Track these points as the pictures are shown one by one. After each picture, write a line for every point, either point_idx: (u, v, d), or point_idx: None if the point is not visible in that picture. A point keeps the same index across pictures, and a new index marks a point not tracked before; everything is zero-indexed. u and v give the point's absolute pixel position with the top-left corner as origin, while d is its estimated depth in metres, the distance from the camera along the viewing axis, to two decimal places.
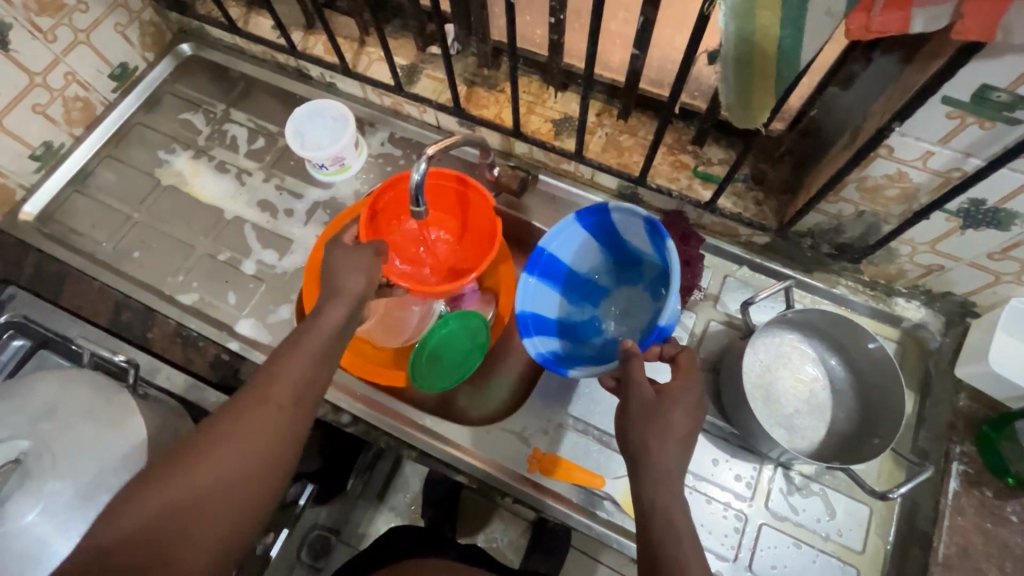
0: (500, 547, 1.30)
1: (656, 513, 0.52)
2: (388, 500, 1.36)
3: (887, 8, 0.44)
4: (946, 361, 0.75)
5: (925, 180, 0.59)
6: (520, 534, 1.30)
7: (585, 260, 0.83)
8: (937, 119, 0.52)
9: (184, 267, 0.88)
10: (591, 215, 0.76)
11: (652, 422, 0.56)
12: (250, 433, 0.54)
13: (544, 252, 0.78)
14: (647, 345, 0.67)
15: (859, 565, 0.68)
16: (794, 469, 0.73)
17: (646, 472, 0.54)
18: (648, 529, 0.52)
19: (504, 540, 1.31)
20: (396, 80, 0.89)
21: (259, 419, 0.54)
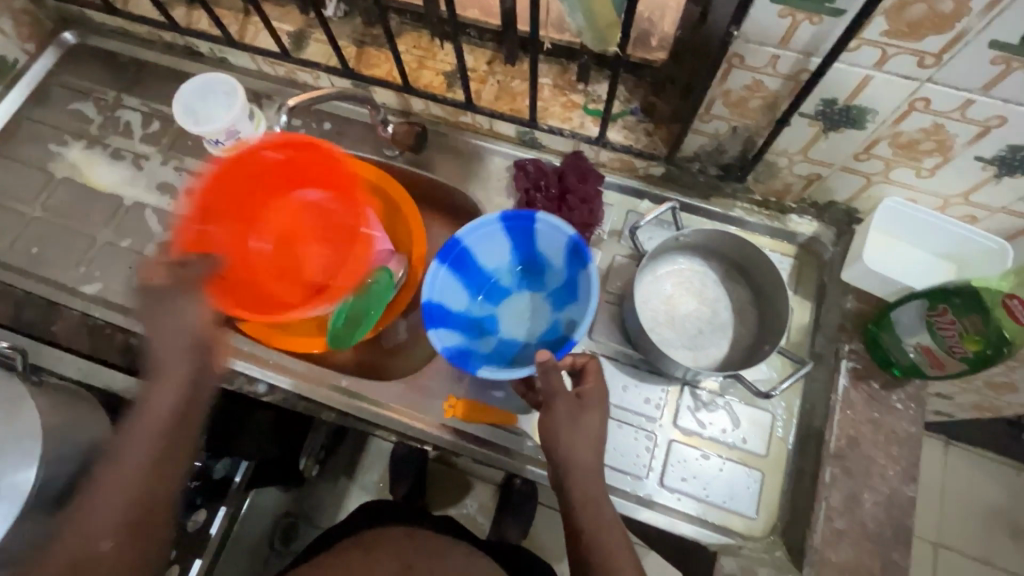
0: (471, 513, 1.31)
1: (581, 505, 0.57)
2: (359, 478, 1.36)
3: None
4: (837, 269, 0.78)
5: (780, 86, 0.61)
6: (489, 497, 1.32)
7: (491, 258, 0.79)
8: (773, 19, 0.53)
9: (85, 259, 0.85)
10: (512, 220, 0.75)
11: (570, 427, 0.58)
12: (95, 511, 0.54)
13: (457, 244, 0.75)
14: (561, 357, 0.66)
15: (764, 468, 0.71)
16: (701, 387, 0.75)
17: (568, 480, 0.58)
18: (577, 528, 0.57)
19: (473, 506, 1.33)
20: (281, 46, 0.87)
21: (107, 486, 0.54)
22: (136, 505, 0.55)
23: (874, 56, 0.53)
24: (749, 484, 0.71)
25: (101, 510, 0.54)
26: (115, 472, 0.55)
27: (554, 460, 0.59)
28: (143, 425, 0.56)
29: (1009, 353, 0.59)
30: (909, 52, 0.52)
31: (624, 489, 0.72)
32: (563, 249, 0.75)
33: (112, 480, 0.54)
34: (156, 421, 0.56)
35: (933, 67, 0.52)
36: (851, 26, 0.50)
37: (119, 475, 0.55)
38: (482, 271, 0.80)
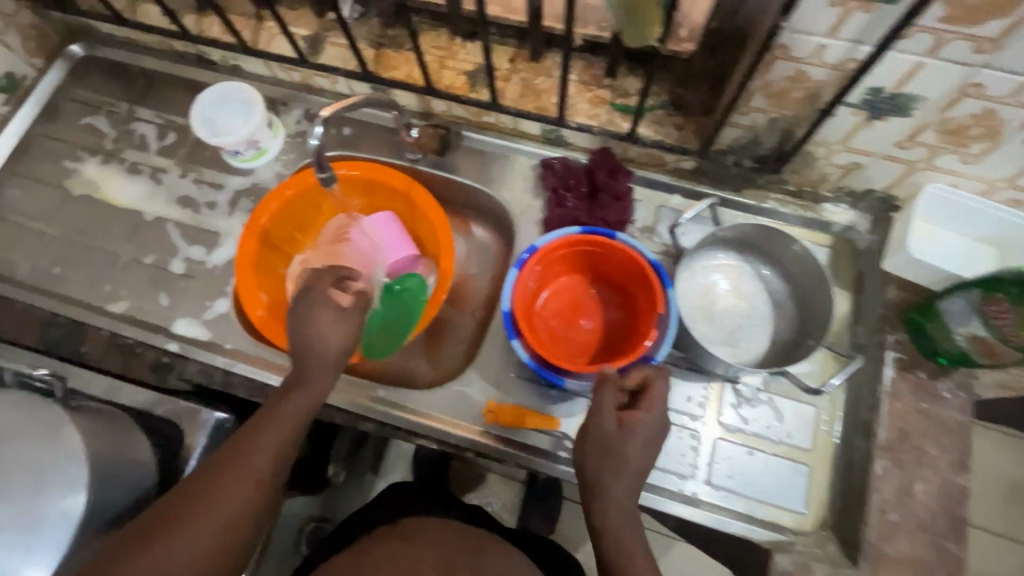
0: (495, 510, 1.30)
1: (609, 497, 0.56)
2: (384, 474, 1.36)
3: None
4: (875, 258, 0.77)
5: (825, 76, 0.59)
6: (512, 495, 1.31)
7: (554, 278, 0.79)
8: (823, 9, 0.52)
9: (109, 277, 0.84)
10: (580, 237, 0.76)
11: (614, 458, 0.56)
12: (205, 520, 0.53)
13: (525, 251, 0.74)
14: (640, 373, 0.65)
15: (811, 462, 0.71)
16: (742, 383, 0.74)
17: (600, 468, 0.57)
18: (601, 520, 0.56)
19: (499, 502, 1.32)
20: (298, 52, 0.85)
21: (210, 504, 0.54)
22: (225, 528, 0.54)
23: (928, 43, 0.52)
24: (797, 479, 0.70)
25: (206, 528, 0.53)
26: (227, 477, 0.56)
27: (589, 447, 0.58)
28: (273, 426, 0.60)
29: None
30: (965, 37, 0.50)
31: (670, 488, 0.71)
32: None
33: (233, 487, 0.56)
34: (287, 426, 0.61)
35: (989, 51, 0.51)
36: (908, 14, 0.48)
37: (245, 481, 0.56)
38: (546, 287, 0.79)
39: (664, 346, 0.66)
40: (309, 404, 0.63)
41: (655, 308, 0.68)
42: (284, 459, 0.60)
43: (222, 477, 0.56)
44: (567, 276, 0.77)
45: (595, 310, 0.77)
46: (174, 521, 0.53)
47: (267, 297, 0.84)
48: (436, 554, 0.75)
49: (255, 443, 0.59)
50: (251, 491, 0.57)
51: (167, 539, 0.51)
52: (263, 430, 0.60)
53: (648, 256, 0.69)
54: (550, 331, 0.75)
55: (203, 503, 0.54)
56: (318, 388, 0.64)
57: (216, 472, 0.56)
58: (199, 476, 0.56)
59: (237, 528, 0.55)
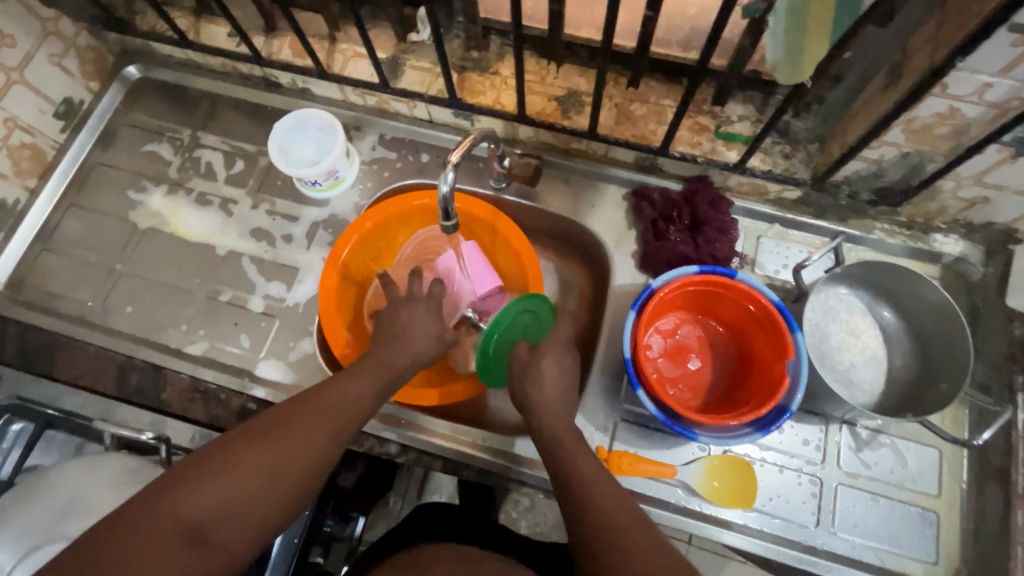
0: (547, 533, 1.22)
1: (604, 521, 0.52)
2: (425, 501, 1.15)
3: None
4: (993, 291, 0.73)
5: (979, 114, 0.56)
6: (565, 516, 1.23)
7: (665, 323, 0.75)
8: (1000, 48, 0.49)
9: (185, 316, 0.80)
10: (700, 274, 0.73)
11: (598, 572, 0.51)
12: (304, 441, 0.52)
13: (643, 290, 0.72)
14: (770, 425, 0.63)
15: (938, 509, 0.68)
16: (860, 425, 0.71)
17: (578, 479, 0.55)
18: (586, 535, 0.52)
19: (549, 522, 1.21)
20: (380, 77, 0.81)
21: (305, 426, 0.53)
22: (323, 448, 0.53)
23: None
24: (925, 526, 0.68)
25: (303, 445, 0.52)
26: (325, 405, 0.55)
27: (555, 468, 0.57)
28: (376, 369, 0.60)
29: None
30: None
31: (792, 538, 0.68)
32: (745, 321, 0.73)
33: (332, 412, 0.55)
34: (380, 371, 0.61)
35: None
36: None
37: (347, 409, 0.56)
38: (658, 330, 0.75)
39: (796, 394, 0.63)
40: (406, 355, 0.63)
41: (782, 354, 0.65)
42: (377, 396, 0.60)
43: (319, 399, 0.55)
44: (674, 314, 0.75)
45: (702, 350, 0.74)
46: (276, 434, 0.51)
47: (352, 334, 0.80)
48: None
49: (349, 380, 0.58)
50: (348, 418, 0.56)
51: (268, 449, 0.50)
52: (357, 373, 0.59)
53: (773, 298, 0.66)
54: (658, 372, 0.72)
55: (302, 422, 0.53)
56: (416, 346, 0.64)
57: (313, 396, 0.55)
58: (298, 398, 0.55)
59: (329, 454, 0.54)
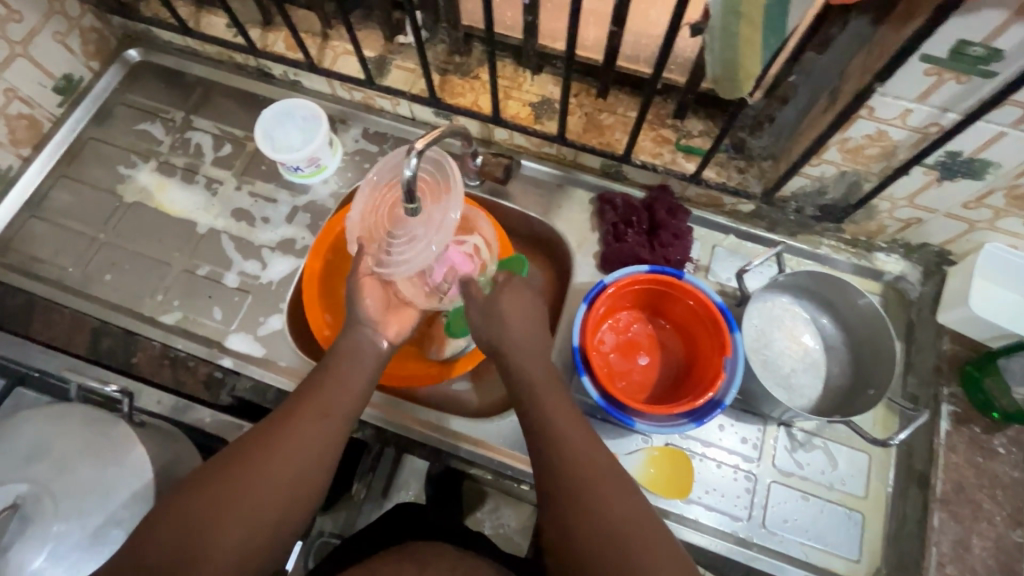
0: (508, 533, 1.21)
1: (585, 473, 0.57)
2: (393, 496, 1.16)
3: None
4: (927, 309, 0.78)
5: (904, 138, 0.61)
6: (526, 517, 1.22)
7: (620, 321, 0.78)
8: (916, 77, 0.54)
9: (162, 287, 0.84)
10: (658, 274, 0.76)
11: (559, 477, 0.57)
12: (280, 464, 0.56)
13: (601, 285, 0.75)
14: (705, 418, 0.67)
15: (864, 510, 0.72)
16: (796, 427, 0.75)
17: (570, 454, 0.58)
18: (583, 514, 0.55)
19: (512, 524, 1.22)
20: (366, 74, 0.86)
21: (285, 447, 0.57)
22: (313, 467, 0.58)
23: (1016, 115, 0.54)
24: (851, 526, 0.71)
25: (276, 466, 0.56)
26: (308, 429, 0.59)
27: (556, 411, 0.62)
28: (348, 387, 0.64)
29: None
30: None
31: (724, 529, 0.71)
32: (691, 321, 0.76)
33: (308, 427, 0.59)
34: (353, 386, 0.64)
35: None
36: (1003, 89, 0.50)
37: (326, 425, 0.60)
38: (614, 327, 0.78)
39: (731, 389, 0.67)
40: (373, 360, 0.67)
41: (721, 351, 0.69)
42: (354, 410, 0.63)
43: (295, 422, 0.59)
44: (628, 312, 0.79)
45: (652, 348, 0.78)
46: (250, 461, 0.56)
47: (331, 316, 0.83)
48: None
49: (321, 398, 0.62)
50: (328, 424, 0.60)
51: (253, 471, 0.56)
52: (329, 389, 0.63)
53: (716, 299, 0.70)
54: (609, 365, 0.76)
55: (278, 443, 0.57)
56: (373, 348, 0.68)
57: (287, 418, 0.60)
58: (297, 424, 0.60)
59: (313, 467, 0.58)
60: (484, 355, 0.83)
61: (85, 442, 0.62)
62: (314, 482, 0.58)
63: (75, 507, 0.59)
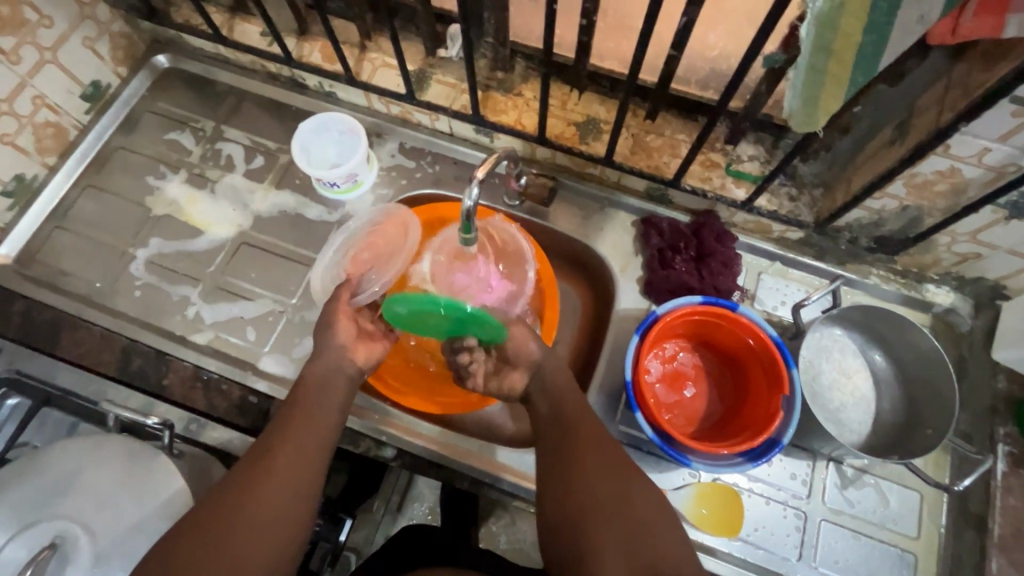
0: (526, 550, 1.19)
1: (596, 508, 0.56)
2: (405, 510, 1.17)
3: (978, 13, 0.45)
4: (979, 344, 0.76)
5: (977, 175, 0.59)
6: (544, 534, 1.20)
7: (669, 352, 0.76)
8: (1002, 118, 0.52)
9: (193, 304, 0.81)
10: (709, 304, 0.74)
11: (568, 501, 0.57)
12: (264, 502, 0.54)
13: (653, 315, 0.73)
14: (762, 458, 0.65)
15: (916, 551, 0.70)
16: (846, 463, 0.73)
17: (591, 493, 0.56)
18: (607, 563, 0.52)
19: (529, 539, 1.21)
20: (407, 88, 0.84)
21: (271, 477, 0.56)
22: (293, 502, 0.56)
23: None
24: (903, 567, 0.70)
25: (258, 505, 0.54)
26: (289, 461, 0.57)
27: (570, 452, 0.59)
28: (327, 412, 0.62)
29: None
30: None
31: (773, 568, 0.70)
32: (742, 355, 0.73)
33: (290, 456, 0.58)
34: (324, 414, 0.62)
35: None
36: None
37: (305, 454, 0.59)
38: (663, 357, 0.76)
39: (788, 429, 0.65)
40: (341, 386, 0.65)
41: (777, 388, 0.67)
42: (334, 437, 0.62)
43: (273, 456, 0.57)
44: (675, 341, 0.77)
45: (699, 380, 0.76)
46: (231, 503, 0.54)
47: None
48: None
49: (294, 432, 0.60)
50: (310, 454, 0.59)
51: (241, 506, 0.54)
52: (310, 422, 0.61)
53: (772, 334, 0.68)
54: (655, 397, 0.74)
55: (256, 481, 0.55)
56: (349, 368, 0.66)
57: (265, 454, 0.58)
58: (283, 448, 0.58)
59: (297, 499, 0.56)
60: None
61: (124, 477, 0.60)
62: (303, 514, 0.56)
63: (114, 546, 0.57)
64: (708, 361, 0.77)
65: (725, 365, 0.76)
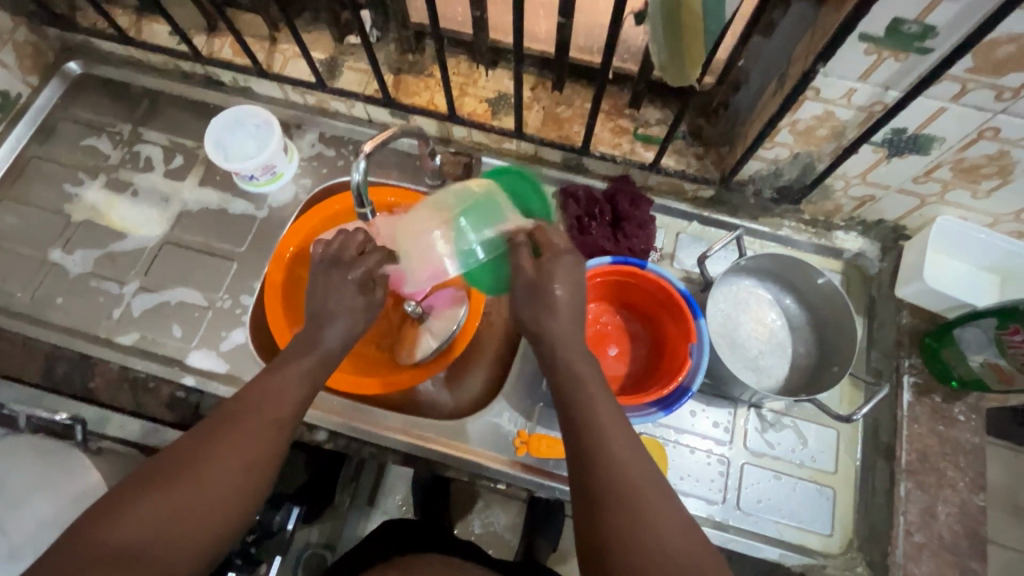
0: (497, 532, 1.21)
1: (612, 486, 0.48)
2: (381, 503, 1.28)
3: None
4: (886, 284, 0.79)
5: (851, 117, 0.62)
6: (516, 515, 1.22)
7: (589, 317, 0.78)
8: (857, 56, 0.54)
9: (118, 306, 0.81)
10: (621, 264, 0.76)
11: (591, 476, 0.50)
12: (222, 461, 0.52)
13: None
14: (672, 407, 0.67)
15: (835, 485, 0.73)
16: (765, 408, 0.76)
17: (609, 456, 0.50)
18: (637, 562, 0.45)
19: (501, 521, 1.22)
20: (317, 76, 0.84)
21: (234, 438, 0.54)
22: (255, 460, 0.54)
23: (953, 90, 0.55)
24: (822, 501, 0.72)
25: (213, 477, 0.51)
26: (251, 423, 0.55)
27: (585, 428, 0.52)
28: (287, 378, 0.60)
29: None
30: (988, 86, 0.53)
31: (699, 514, 0.72)
32: (658, 311, 0.75)
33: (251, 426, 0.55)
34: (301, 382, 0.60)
35: (1009, 100, 0.54)
36: (940, 64, 0.51)
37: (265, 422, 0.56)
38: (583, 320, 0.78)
39: (697, 377, 0.67)
40: (317, 367, 0.62)
41: (686, 338, 0.70)
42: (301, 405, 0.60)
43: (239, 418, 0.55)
44: (595, 304, 0.79)
45: (621, 340, 0.78)
46: (180, 473, 0.51)
47: (298, 328, 0.83)
48: None
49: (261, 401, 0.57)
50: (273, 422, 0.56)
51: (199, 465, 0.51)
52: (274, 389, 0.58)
53: (680, 287, 0.71)
54: None
55: (220, 440, 0.53)
56: (332, 350, 0.64)
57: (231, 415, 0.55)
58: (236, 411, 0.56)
59: (255, 472, 0.54)
60: (454, 355, 0.82)
61: (39, 475, 0.62)
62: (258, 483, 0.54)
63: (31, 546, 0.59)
64: (627, 321, 0.79)
65: (644, 324, 0.78)
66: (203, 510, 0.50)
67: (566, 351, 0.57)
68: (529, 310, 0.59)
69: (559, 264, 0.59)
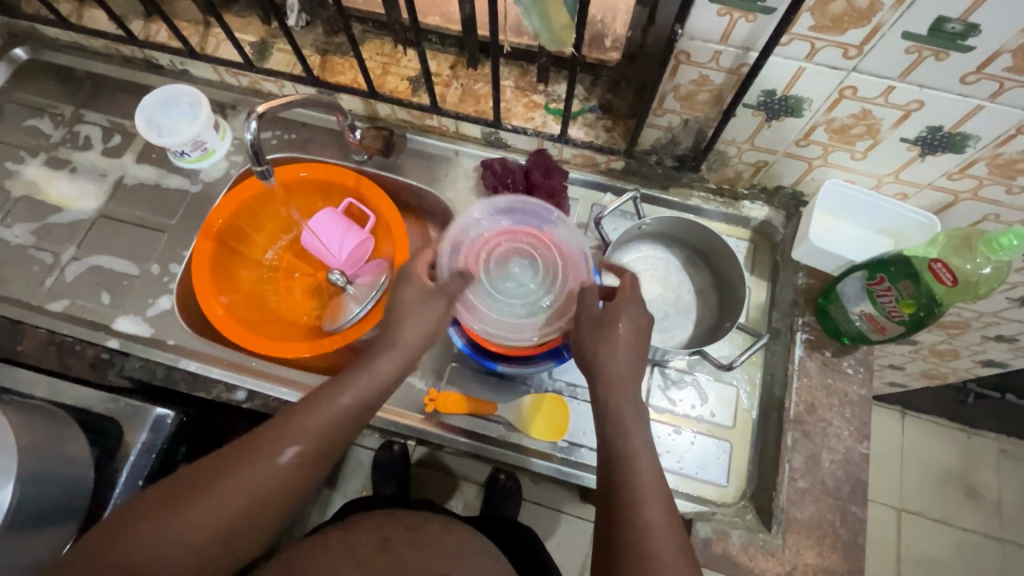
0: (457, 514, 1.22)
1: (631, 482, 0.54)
2: (341, 487, 1.26)
3: None
4: (787, 249, 0.83)
5: (724, 79, 0.66)
6: (476, 496, 1.23)
7: None
8: (713, 17, 0.58)
9: (51, 275, 0.84)
10: None
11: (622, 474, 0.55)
12: (241, 482, 0.53)
13: None
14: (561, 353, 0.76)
15: (732, 439, 0.75)
16: (669, 366, 0.79)
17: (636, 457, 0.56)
18: (618, 528, 0.52)
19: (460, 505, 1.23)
20: (244, 57, 0.88)
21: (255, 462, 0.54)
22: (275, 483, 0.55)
23: (805, 49, 0.59)
24: (719, 453, 0.75)
25: (174, 528, 0.51)
26: (273, 449, 0.55)
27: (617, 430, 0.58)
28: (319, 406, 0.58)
29: (937, 314, 0.65)
30: (833, 44, 0.57)
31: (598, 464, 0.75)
32: None
33: (274, 448, 0.55)
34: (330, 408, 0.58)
35: (856, 57, 0.58)
36: (781, 20, 0.55)
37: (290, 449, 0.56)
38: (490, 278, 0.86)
39: None
40: (320, 434, 0.58)
41: None
42: (333, 431, 0.59)
43: (263, 442, 0.56)
44: None
45: None
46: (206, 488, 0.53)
47: (226, 297, 0.86)
48: (374, 533, 0.66)
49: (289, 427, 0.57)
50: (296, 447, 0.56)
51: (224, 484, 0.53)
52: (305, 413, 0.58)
53: None
54: None
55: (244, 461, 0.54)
56: (339, 398, 0.59)
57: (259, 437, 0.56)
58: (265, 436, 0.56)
59: (276, 493, 0.55)
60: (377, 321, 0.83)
61: None
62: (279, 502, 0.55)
63: None
64: None
65: None
66: (222, 526, 0.52)
67: (608, 361, 0.61)
68: (579, 344, 0.65)
69: (626, 308, 0.62)
